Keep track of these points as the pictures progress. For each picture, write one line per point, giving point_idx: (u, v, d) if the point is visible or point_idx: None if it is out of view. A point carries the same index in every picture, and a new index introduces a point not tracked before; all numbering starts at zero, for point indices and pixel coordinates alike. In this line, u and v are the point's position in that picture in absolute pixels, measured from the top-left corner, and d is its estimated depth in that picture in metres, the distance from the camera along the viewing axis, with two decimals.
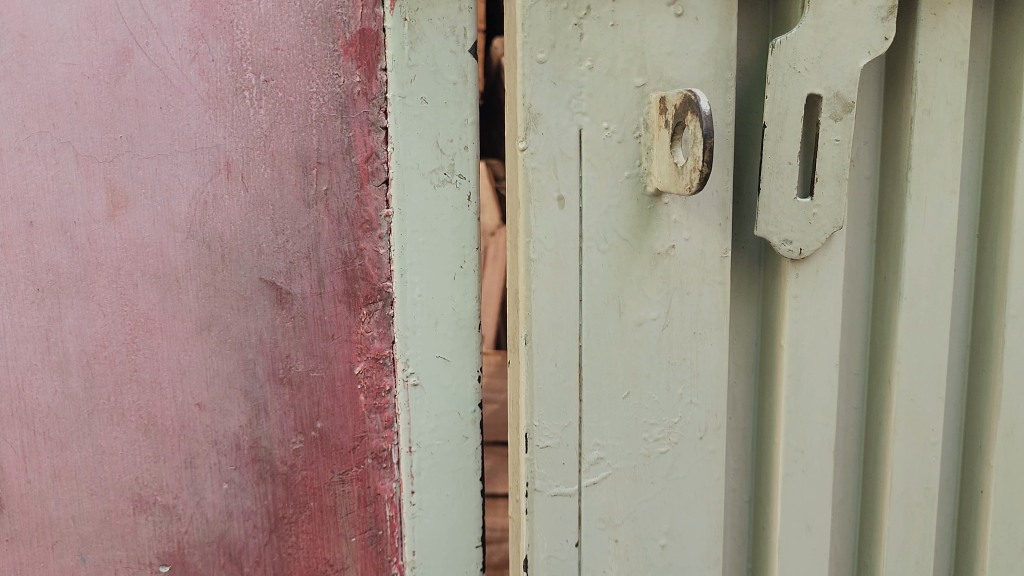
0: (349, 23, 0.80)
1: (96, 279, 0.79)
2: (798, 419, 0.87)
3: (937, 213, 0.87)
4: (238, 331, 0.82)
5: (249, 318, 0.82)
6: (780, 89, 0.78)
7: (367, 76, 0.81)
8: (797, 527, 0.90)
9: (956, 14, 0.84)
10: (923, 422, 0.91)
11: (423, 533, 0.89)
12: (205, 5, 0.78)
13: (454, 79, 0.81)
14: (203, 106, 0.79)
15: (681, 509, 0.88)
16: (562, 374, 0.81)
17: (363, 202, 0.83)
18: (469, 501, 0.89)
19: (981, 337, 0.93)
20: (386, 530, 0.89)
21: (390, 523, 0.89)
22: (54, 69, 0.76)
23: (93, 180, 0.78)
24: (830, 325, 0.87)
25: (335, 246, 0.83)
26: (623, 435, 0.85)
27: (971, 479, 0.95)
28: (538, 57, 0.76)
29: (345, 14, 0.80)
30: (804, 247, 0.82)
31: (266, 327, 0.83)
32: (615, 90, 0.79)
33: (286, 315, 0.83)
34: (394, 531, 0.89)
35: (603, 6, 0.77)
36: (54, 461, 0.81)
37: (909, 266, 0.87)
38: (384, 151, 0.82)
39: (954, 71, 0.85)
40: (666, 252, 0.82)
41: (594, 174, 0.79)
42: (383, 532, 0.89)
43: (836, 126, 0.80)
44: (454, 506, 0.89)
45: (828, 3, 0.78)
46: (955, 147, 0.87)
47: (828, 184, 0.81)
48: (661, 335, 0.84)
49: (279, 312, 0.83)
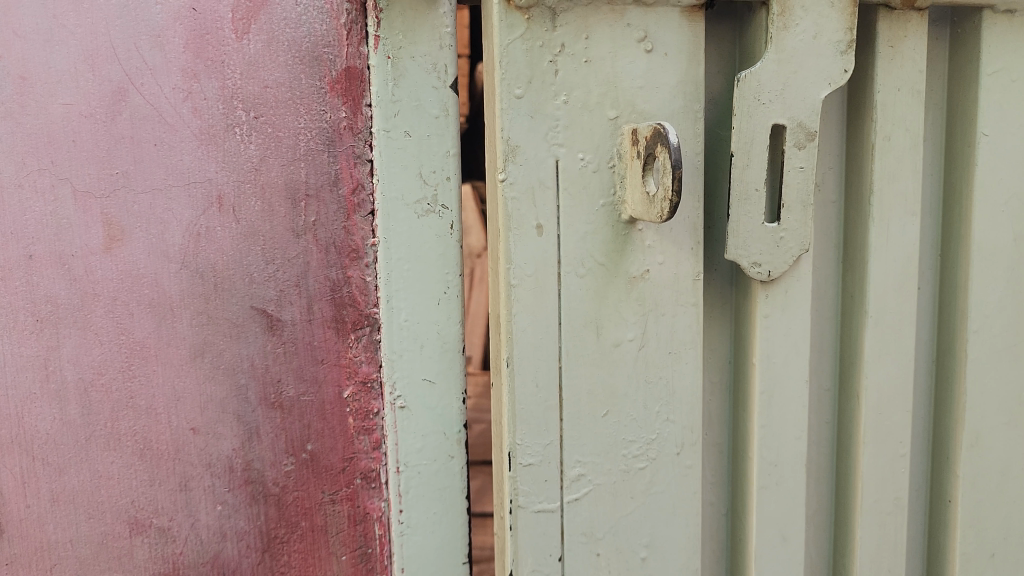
0: (335, 61, 0.84)
1: (93, 309, 0.82)
2: (771, 434, 0.91)
3: (899, 234, 0.91)
4: (230, 358, 0.85)
5: (241, 345, 0.85)
6: (746, 119, 0.82)
7: (352, 111, 0.84)
8: (772, 539, 0.93)
9: (912, 46, 0.89)
10: (891, 434, 0.95)
11: (412, 551, 0.91)
12: (197, 46, 0.81)
13: (437, 113, 0.84)
14: (196, 141, 0.82)
15: (660, 523, 0.91)
16: (543, 395, 0.85)
17: (350, 232, 0.86)
18: (455, 518, 0.92)
19: (945, 351, 0.97)
20: (375, 548, 0.92)
21: (380, 542, 0.92)
22: (52, 108, 0.80)
23: (90, 215, 0.81)
24: (800, 343, 0.91)
25: (324, 274, 0.86)
26: (602, 452, 0.88)
27: (939, 489, 0.99)
28: (516, 92, 0.80)
29: (331, 52, 0.83)
30: (772, 270, 0.86)
31: (257, 353, 0.86)
32: (590, 122, 0.83)
33: (277, 342, 0.86)
34: (383, 549, 0.92)
35: (576, 43, 0.81)
36: (52, 486, 0.84)
37: (874, 286, 0.91)
38: (370, 183, 0.86)
39: (912, 99, 0.90)
40: (642, 276, 0.86)
41: (571, 203, 0.83)
42: (372, 550, 0.92)
43: (800, 153, 0.84)
44: (441, 525, 0.91)
45: (789, 39, 0.82)
46: (915, 171, 0.91)
47: (794, 210, 0.85)
48: (638, 355, 0.87)
49: (270, 338, 0.86)
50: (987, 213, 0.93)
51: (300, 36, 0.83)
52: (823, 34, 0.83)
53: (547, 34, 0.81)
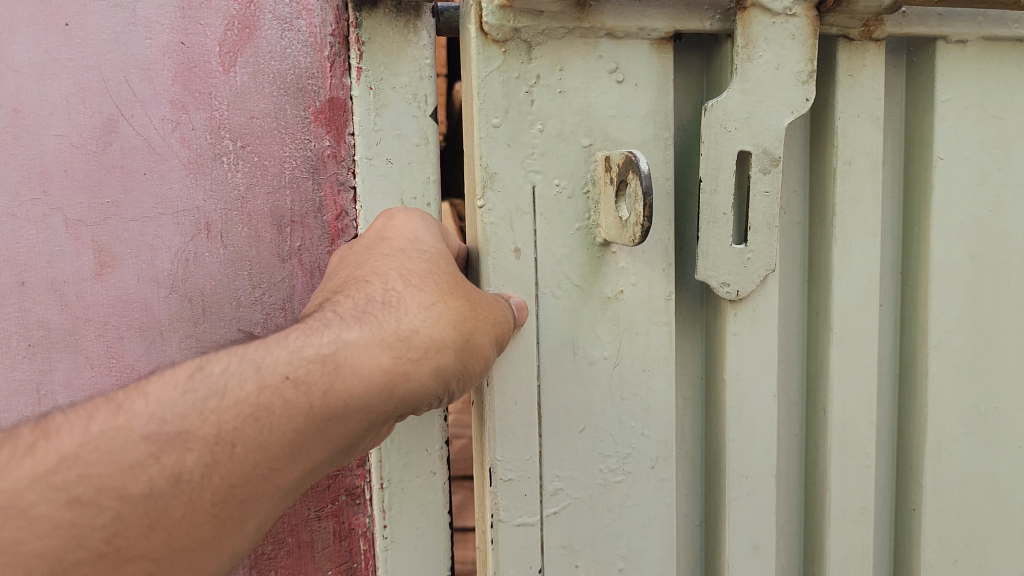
0: (318, 92, 0.88)
1: (85, 333, 0.87)
2: (742, 447, 0.94)
3: (861, 254, 0.96)
4: None
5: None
6: (713, 146, 0.87)
7: (336, 140, 0.89)
8: (744, 548, 0.96)
9: (871, 75, 0.93)
10: (857, 446, 0.98)
11: (396, 565, 0.93)
12: (185, 79, 0.86)
13: (417, 141, 0.88)
14: (184, 171, 0.87)
15: (636, 534, 0.94)
16: (522, 412, 0.88)
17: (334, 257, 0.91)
18: (438, 532, 0.95)
19: (907, 366, 1.01)
20: (361, 563, 0.97)
21: (365, 556, 0.97)
22: (45, 140, 0.84)
23: (81, 243, 0.86)
24: (767, 359, 0.94)
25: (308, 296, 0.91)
26: (580, 467, 0.91)
27: (905, 498, 1.03)
28: (493, 121, 0.85)
29: (315, 84, 0.88)
30: (740, 289, 0.90)
31: None
32: (565, 150, 0.87)
33: None
34: (368, 564, 0.97)
35: (551, 75, 0.86)
36: None
37: (838, 304, 0.95)
38: (352, 209, 0.91)
39: (871, 125, 0.94)
40: (615, 296, 0.90)
41: (548, 228, 0.87)
42: (357, 565, 0.97)
43: (765, 178, 0.88)
44: (425, 539, 0.94)
45: (753, 70, 0.87)
46: (876, 193, 0.95)
47: (760, 232, 0.89)
48: (613, 372, 0.91)
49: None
50: (945, 234, 0.97)
51: (286, 68, 0.87)
52: (785, 64, 0.87)
53: (523, 66, 0.85)
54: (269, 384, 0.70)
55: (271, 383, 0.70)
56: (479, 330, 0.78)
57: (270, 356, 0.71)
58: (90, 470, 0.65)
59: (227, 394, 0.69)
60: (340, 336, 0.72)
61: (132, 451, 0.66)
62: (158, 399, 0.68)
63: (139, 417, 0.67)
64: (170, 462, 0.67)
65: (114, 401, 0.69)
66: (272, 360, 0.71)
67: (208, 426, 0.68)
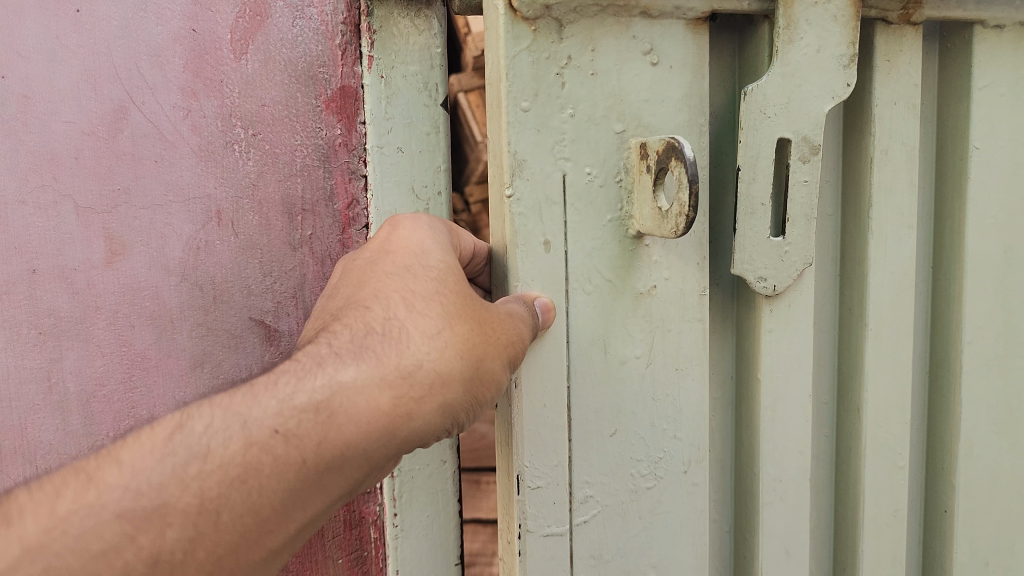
0: (330, 80, 0.90)
1: (95, 321, 0.87)
2: (775, 449, 0.90)
3: (897, 247, 0.92)
4: (229, 368, 0.90)
5: (240, 356, 0.91)
6: (752, 133, 0.82)
7: (347, 129, 0.90)
8: (777, 554, 0.92)
9: (908, 60, 0.89)
10: (890, 447, 0.95)
11: (405, 552, 0.97)
12: (196, 66, 0.86)
13: (427, 130, 0.91)
14: (195, 158, 0.87)
15: (666, 542, 0.89)
16: (551, 415, 0.83)
17: (345, 245, 0.92)
18: (447, 521, 0.99)
19: (937, 361, 0.98)
20: (371, 551, 0.99)
21: (374, 545, 0.99)
22: (54, 127, 0.84)
23: (92, 231, 0.86)
24: (802, 358, 0.90)
25: (320, 286, 0.92)
26: (610, 472, 0.86)
27: (935, 499, 0.99)
28: (522, 105, 0.79)
29: (326, 72, 0.90)
30: (777, 283, 0.86)
31: (256, 362, 0.91)
32: (596, 136, 0.82)
33: (274, 352, 0.91)
34: (378, 552, 0.99)
35: (583, 56, 0.80)
36: None
37: (874, 299, 0.91)
38: (363, 198, 0.92)
39: (908, 113, 0.90)
40: (648, 292, 0.85)
41: (578, 219, 0.82)
42: (367, 552, 0.99)
43: (805, 167, 0.84)
44: (434, 526, 0.98)
45: (794, 52, 0.82)
46: (912, 184, 0.91)
47: (798, 224, 0.85)
48: (645, 372, 0.86)
49: (268, 348, 0.91)
50: (979, 225, 0.94)
51: (297, 56, 0.89)
52: (826, 47, 0.83)
53: (553, 46, 0.79)
54: (257, 441, 0.65)
55: (258, 440, 0.65)
56: (487, 354, 0.73)
57: (257, 408, 0.66)
58: (56, 560, 0.60)
59: (210, 456, 0.65)
60: (336, 378, 0.68)
61: (103, 534, 0.62)
62: (132, 468, 0.63)
63: (112, 491, 0.63)
64: (147, 541, 0.63)
65: (85, 472, 0.64)
66: (259, 413, 0.66)
67: (190, 495, 0.64)
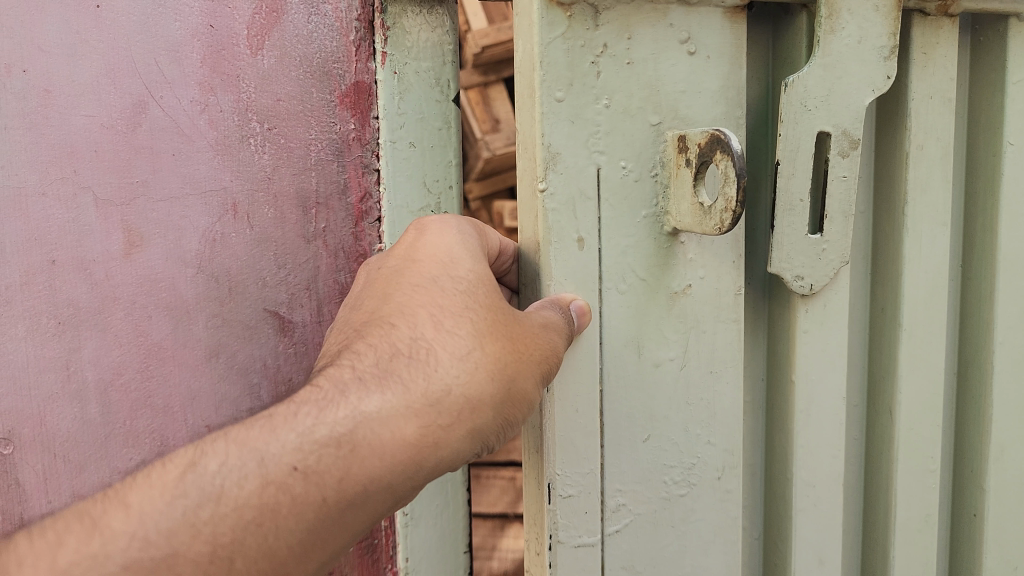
0: (343, 76, 0.87)
1: (113, 312, 0.83)
2: (809, 454, 0.87)
3: (931, 245, 0.89)
4: (244, 358, 0.87)
5: (254, 346, 0.88)
6: (792, 126, 0.79)
7: (360, 123, 0.88)
8: (810, 562, 0.89)
9: (944, 53, 0.87)
10: (923, 450, 0.92)
11: (415, 541, 0.96)
12: (213, 61, 0.83)
13: (439, 125, 0.90)
14: (211, 152, 0.84)
15: (697, 551, 0.86)
16: (583, 420, 0.79)
17: (358, 238, 0.90)
18: (455, 511, 0.98)
19: (967, 362, 0.96)
20: (381, 539, 0.96)
21: (385, 533, 0.96)
22: (75, 120, 0.80)
23: (110, 222, 0.82)
24: (837, 359, 0.87)
25: (333, 278, 0.90)
26: (642, 479, 0.83)
27: (964, 503, 0.97)
28: (557, 95, 0.75)
29: (339, 68, 0.87)
30: (814, 283, 0.83)
31: (270, 353, 0.88)
32: (632, 128, 0.78)
33: (288, 342, 0.89)
34: (388, 540, 0.96)
35: (619, 44, 0.77)
36: (72, 481, 0.83)
37: (908, 298, 0.89)
38: (377, 191, 0.90)
39: (943, 107, 0.88)
40: (683, 291, 0.81)
41: (612, 215, 0.78)
42: (378, 541, 0.96)
43: (843, 162, 0.81)
44: (442, 516, 0.97)
45: (835, 42, 0.79)
46: (946, 180, 0.89)
47: (836, 221, 0.82)
48: (678, 375, 0.82)
49: (282, 339, 0.88)
50: (1013, 223, 0.92)
51: (311, 51, 0.86)
52: (867, 38, 0.80)
53: (588, 33, 0.75)
54: (275, 479, 0.63)
55: (276, 478, 0.63)
56: (519, 373, 0.69)
57: (275, 443, 0.63)
58: None
59: (223, 498, 0.62)
60: (359, 409, 0.64)
61: None
62: (140, 512, 0.62)
63: (117, 539, 0.61)
64: None
65: (90, 517, 0.62)
66: (276, 449, 0.63)
67: (201, 542, 0.62)
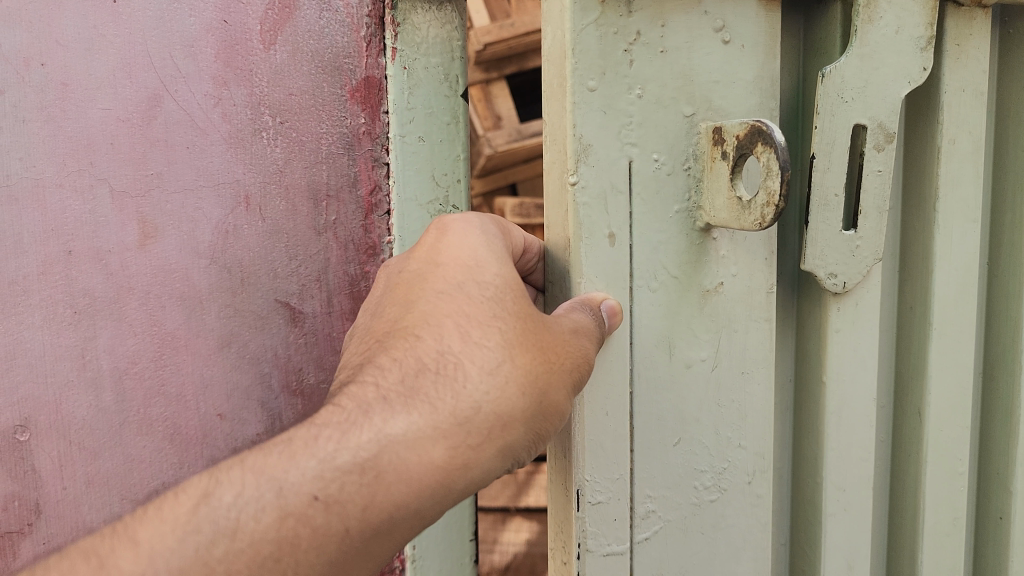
0: (354, 71, 0.84)
1: (128, 302, 0.80)
2: (840, 456, 0.85)
3: (962, 242, 0.87)
4: (255, 348, 0.84)
5: (266, 336, 0.84)
6: (829, 119, 0.76)
7: (371, 118, 0.85)
8: (840, 567, 0.87)
9: (976, 45, 0.85)
10: (951, 452, 0.90)
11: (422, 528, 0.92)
12: (228, 55, 0.80)
13: (448, 120, 0.85)
14: (224, 145, 0.81)
15: (728, 560, 0.83)
16: (613, 424, 0.76)
17: (368, 230, 0.86)
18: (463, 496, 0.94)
19: (993, 361, 0.94)
20: None
21: None
22: (91, 113, 0.77)
23: (126, 214, 0.79)
24: (868, 358, 0.85)
25: (343, 269, 0.86)
26: (672, 485, 0.80)
27: (988, 504, 0.96)
28: (589, 84, 0.72)
29: (350, 63, 0.84)
30: (847, 281, 0.80)
31: (281, 344, 0.84)
32: (664, 119, 0.75)
33: (299, 333, 0.85)
34: None
35: (652, 31, 0.73)
36: (87, 468, 0.81)
37: (938, 295, 0.87)
38: (386, 184, 0.86)
39: (974, 100, 0.85)
40: (715, 289, 0.78)
41: (644, 210, 0.75)
42: None
43: (878, 156, 0.78)
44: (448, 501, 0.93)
45: (872, 32, 0.77)
46: (977, 175, 0.87)
47: (871, 217, 0.79)
48: (710, 375, 0.79)
49: (293, 329, 0.85)
50: None
51: (323, 48, 0.83)
52: (904, 28, 0.78)
53: (621, 20, 0.72)
54: (294, 511, 0.59)
55: (295, 510, 0.59)
56: (551, 384, 0.66)
57: (294, 471, 0.59)
58: None
59: (240, 532, 0.58)
60: (384, 432, 0.60)
61: None
62: (150, 552, 0.56)
63: None
64: None
65: (95, 555, 0.56)
66: (296, 478, 0.59)
67: None
